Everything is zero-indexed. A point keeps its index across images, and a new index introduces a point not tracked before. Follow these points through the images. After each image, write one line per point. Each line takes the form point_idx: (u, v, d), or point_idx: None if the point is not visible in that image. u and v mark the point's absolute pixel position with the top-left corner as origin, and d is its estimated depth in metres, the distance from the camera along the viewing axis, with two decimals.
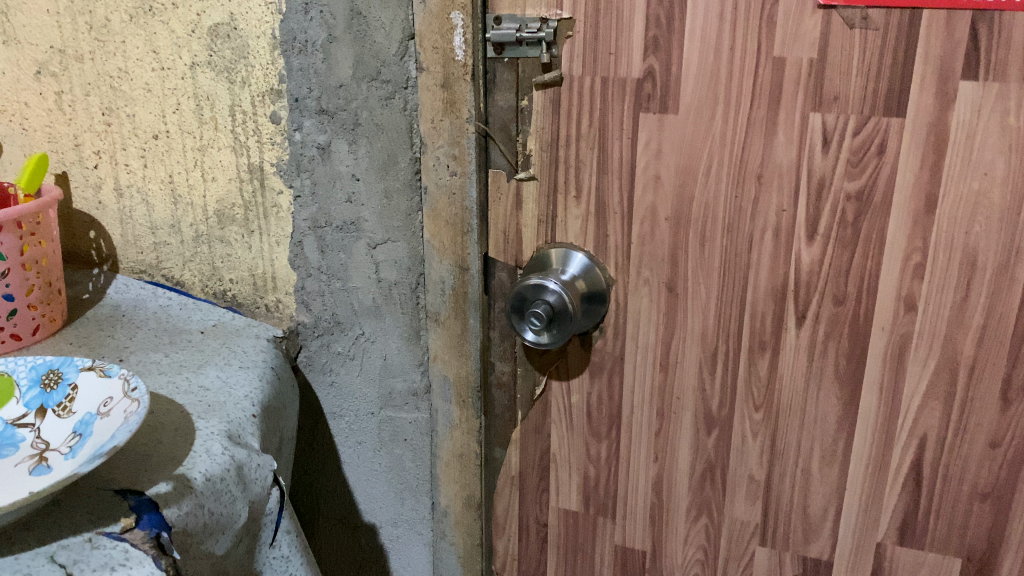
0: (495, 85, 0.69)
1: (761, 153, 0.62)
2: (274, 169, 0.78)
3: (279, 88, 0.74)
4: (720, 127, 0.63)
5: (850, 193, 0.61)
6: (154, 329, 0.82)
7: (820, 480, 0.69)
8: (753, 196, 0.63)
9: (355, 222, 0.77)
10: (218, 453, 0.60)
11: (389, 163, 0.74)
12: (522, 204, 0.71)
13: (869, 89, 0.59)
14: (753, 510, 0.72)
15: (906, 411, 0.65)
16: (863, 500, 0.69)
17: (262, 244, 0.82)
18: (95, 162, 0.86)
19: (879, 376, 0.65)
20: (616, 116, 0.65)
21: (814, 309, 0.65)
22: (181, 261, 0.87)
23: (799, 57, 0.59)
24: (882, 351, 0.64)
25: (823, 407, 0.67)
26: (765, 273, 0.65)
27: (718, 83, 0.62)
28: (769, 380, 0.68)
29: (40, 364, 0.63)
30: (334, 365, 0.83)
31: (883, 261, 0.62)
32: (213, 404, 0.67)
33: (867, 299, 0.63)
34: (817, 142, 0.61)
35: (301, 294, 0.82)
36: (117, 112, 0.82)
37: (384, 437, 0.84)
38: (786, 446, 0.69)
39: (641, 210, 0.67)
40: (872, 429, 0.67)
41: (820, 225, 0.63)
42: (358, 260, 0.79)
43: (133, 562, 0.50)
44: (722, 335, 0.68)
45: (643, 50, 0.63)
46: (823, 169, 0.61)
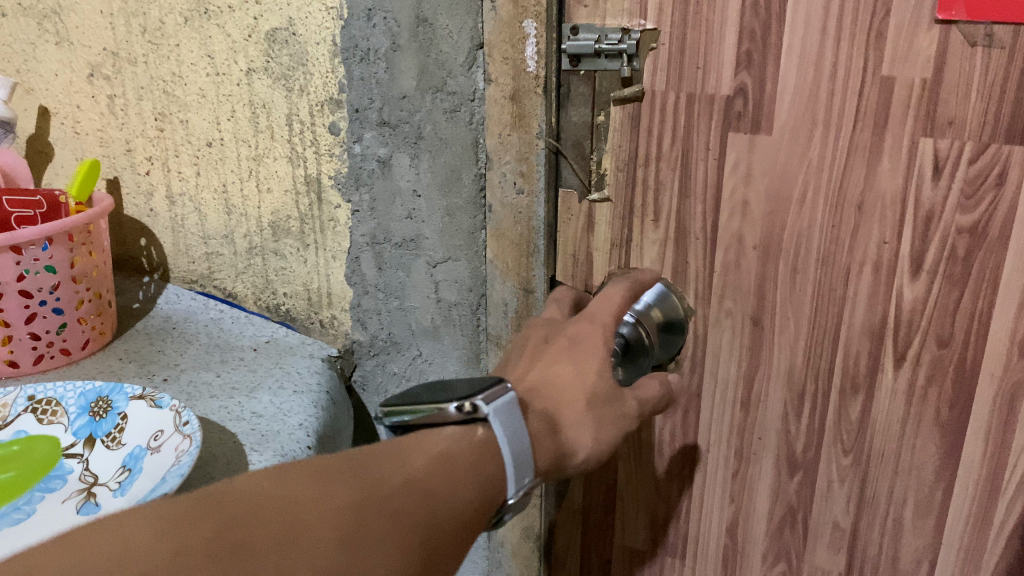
0: (569, 100, 0.64)
1: (862, 183, 0.57)
2: (332, 182, 0.74)
3: (339, 98, 0.71)
4: (819, 150, 0.57)
5: (962, 226, 0.56)
6: (206, 345, 0.82)
7: (912, 532, 0.64)
8: (852, 226, 0.58)
9: (415, 239, 0.73)
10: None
11: (453, 179, 0.69)
12: (594, 227, 0.67)
13: (990, 113, 0.53)
14: (836, 560, 0.67)
15: (1014, 465, 0.59)
16: (960, 557, 0.63)
17: (318, 259, 0.79)
18: (147, 168, 0.84)
19: (986, 425, 0.59)
20: (702, 136, 0.60)
21: (915, 350, 0.59)
22: (232, 272, 0.85)
23: (911, 77, 0.54)
24: (991, 399, 0.58)
25: (920, 455, 0.62)
26: (862, 310, 0.60)
27: (817, 104, 0.56)
28: (861, 424, 0.63)
29: (89, 391, 0.61)
30: (390, 386, 0.82)
31: (996, 302, 0.56)
32: (265, 437, 0.66)
33: (976, 342, 0.58)
34: (926, 170, 0.55)
35: (358, 312, 0.79)
36: (170, 118, 0.80)
37: None
38: (877, 495, 0.64)
39: (727, 236, 0.62)
40: (974, 482, 0.61)
41: (926, 260, 0.57)
42: (417, 279, 0.75)
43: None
44: (811, 375, 0.63)
45: (735, 66, 0.58)
46: (932, 200, 0.56)
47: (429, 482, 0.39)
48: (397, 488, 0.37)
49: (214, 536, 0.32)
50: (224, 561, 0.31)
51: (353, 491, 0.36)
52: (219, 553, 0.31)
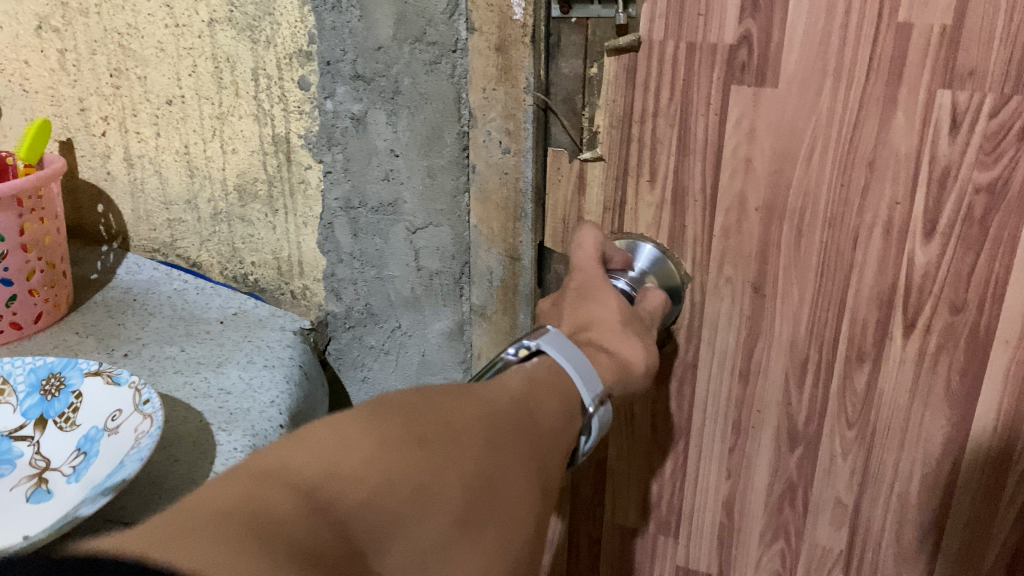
0: (560, 50, 0.59)
1: (874, 138, 0.53)
2: (303, 141, 0.70)
3: (309, 50, 0.66)
4: (829, 103, 0.53)
5: (979, 185, 0.52)
6: (169, 319, 0.77)
7: (918, 507, 0.61)
8: (862, 184, 0.54)
9: (393, 203, 0.69)
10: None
11: (433, 137, 0.64)
12: (585, 189, 0.62)
13: (1014, 62, 0.49)
14: (838, 536, 0.65)
15: None
16: (967, 533, 0.61)
17: (288, 225, 0.75)
18: (103, 129, 0.78)
19: (999, 395, 0.56)
20: (703, 88, 0.55)
21: (925, 318, 0.56)
22: (197, 240, 0.80)
23: (930, 23, 0.50)
24: (1005, 367, 0.56)
25: (928, 427, 0.59)
26: (870, 275, 0.56)
27: (828, 52, 0.52)
28: (866, 396, 0.60)
29: (39, 367, 0.57)
30: (367, 359, 0.78)
31: (1014, 266, 0.53)
32: (235, 416, 0.62)
33: (990, 308, 0.55)
34: (943, 124, 0.52)
35: (333, 281, 0.76)
36: (126, 74, 0.74)
37: None
38: (881, 469, 0.61)
39: (728, 197, 0.58)
40: (984, 455, 0.58)
41: (941, 222, 0.54)
42: (396, 246, 0.71)
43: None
44: (815, 344, 0.60)
45: (740, 12, 0.53)
46: (948, 157, 0.52)
47: (531, 401, 0.40)
48: (512, 403, 0.38)
49: (406, 430, 0.32)
50: (417, 449, 0.32)
51: (487, 405, 0.37)
52: (411, 446, 0.32)
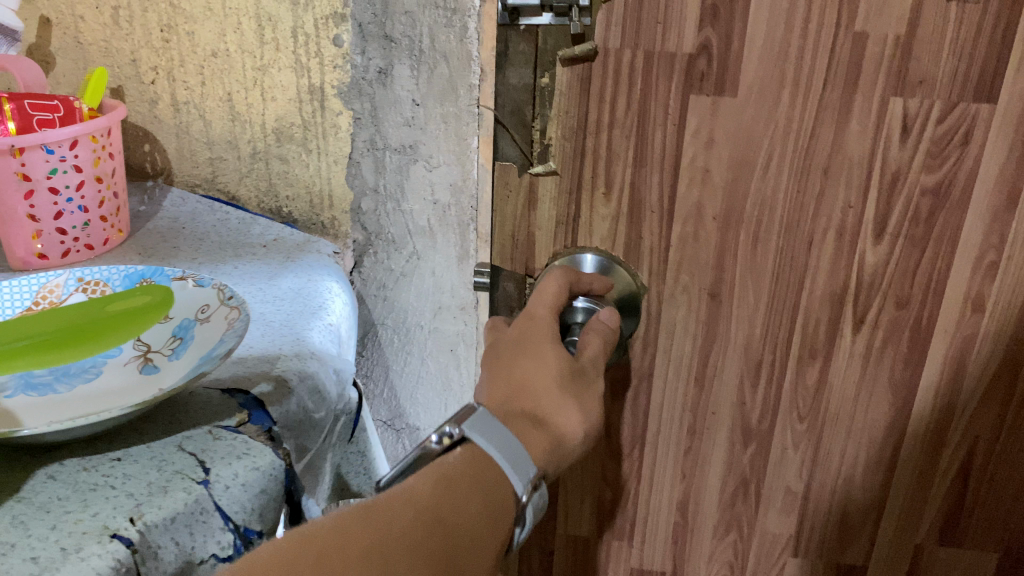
0: (508, 60, 0.57)
1: (826, 145, 0.56)
2: (335, 91, 0.81)
3: (344, 12, 0.77)
4: (786, 112, 0.55)
5: (926, 187, 0.56)
6: (219, 242, 0.86)
7: (862, 490, 0.67)
8: (817, 189, 0.57)
9: (413, 144, 0.81)
10: (308, 357, 0.62)
11: (449, 88, 0.78)
12: (536, 204, 0.61)
13: (960, 71, 0.53)
14: (787, 523, 0.70)
15: (961, 414, 0.63)
16: (905, 505, 0.67)
17: (320, 163, 0.86)
18: (152, 78, 0.87)
19: (937, 380, 0.62)
20: (661, 99, 0.55)
21: (873, 314, 0.60)
22: (237, 176, 0.90)
23: (884, 33, 0.52)
24: (944, 355, 0.61)
25: (874, 414, 0.64)
26: (822, 276, 0.60)
27: (786, 61, 0.54)
28: (817, 390, 0.64)
29: (133, 274, 0.61)
30: (387, 283, 0.89)
31: (954, 261, 0.58)
32: (288, 319, 0.68)
33: (933, 300, 0.59)
34: (894, 130, 0.55)
35: (357, 213, 0.87)
36: (175, 29, 0.83)
37: (430, 348, 0.90)
38: (830, 456, 0.66)
39: (685, 208, 0.59)
40: (924, 436, 0.64)
41: (890, 223, 0.57)
42: (415, 181, 0.83)
43: (256, 452, 0.49)
44: (769, 346, 0.63)
45: (699, 21, 0.53)
46: (898, 161, 0.56)
47: (439, 505, 0.40)
48: (413, 521, 0.39)
49: None
50: None
51: (372, 536, 0.37)
52: None
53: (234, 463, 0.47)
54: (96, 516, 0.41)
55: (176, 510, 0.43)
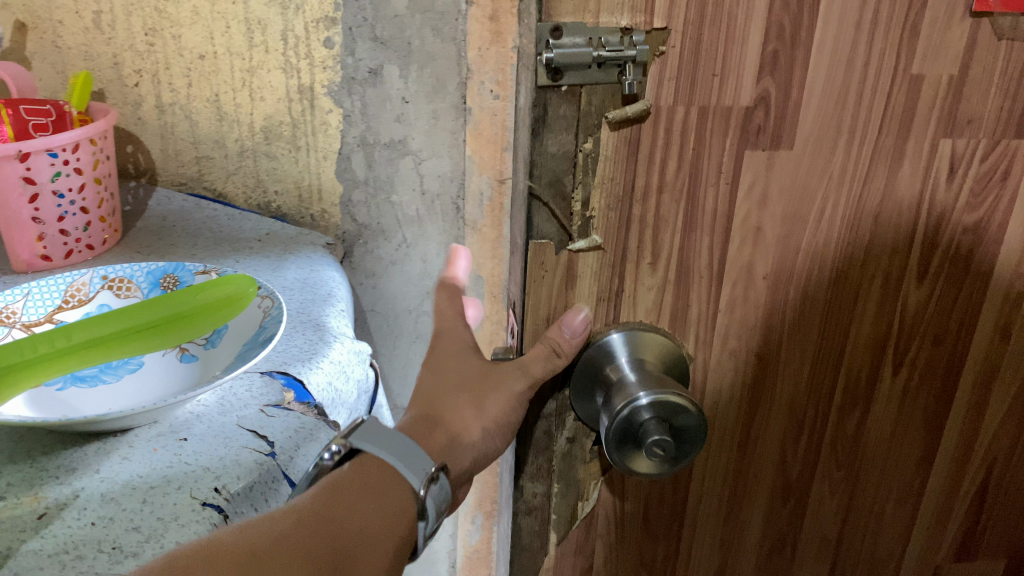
0: (546, 125, 0.45)
1: (878, 194, 0.52)
2: (326, 90, 0.81)
3: (336, 15, 0.77)
4: (841, 161, 0.50)
5: (967, 226, 0.55)
6: (214, 238, 0.83)
7: (889, 525, 0.66)
8: (867, 238, 0.53)
9: (403, 140, 0.84)
10: (334, 339, 0.66)
11: (438, 88, 0.81)
12: (574, 283, 0.51)
13: (1005, 107, 0.52)
14: (820, 569, 0.67)
15: (983, 436, 0.63)
16: (928, 531, 0.67)
17: (309, 159, 0.86)
18: (136, 80, 0.83)
19: (964, 412, 0.62)
20: (714, 157, 0.47)
21: (912, 355, 0.59)
22: (225, 175, 0.87)
23: (939, 73, 0.49)
24: (972, 383, 0.61)
25: (906, 450, 0.62)
26: (868, 324, 0.57)
27: (845, 109, 0.49)
28: (855, 439, 0.61)
29: (156, 269, 0.64)
30: (377, 270, 0.91)
31: (988, 295, 0.58)
32: (307, 305, 0.72)
33: (966, 334, 0.59)
34: (942, 171, 0.53)
35: (347, 206, 0.88)
36: (160, 32, 0.80)
37: (419, 328, 0.95)
38: (863, 499, 0.64)
39: (735, 269, 0.51)
40: (949, 463, 0.64)
41: (932, 263, 0.56)
42: (404, 173, 0.86)
43: (312, 426, 0.55)
44: (813, 400, 0.59)
45: (758, 72, 0.45)
46: (945, 202, 0.54)
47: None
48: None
49: None
50: None
51: None
52: None
53: (297, 436, 0.53)
54: (179, 489, 0.47)
55: (250, 481, 0.48)
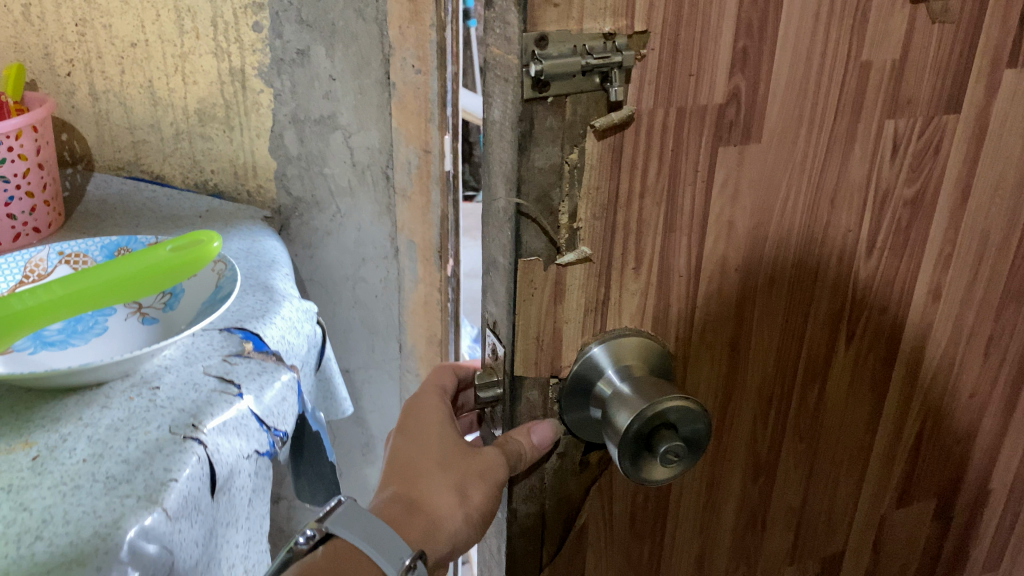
0: (535, 138, 0.42)
1: (830, 177, 0.55)
2: (256, 72, 1.00)
3: (261, 3, 0.96)
4: (800, 146, 0.52)
5: (906, 199, 0.59)
6: (159, 216, 1.02)
7: (845, 484, 0.70)
8: (825, 220, 0.56)
9: (332, 116, 1.03)
10: (282, 297, 0.90)
11: (363, 64, 0.99)
12: (563, 297, 0.47)
13: (939, 90, 0.56)
14: (785, 536, 0.70)
15: (920, 390, 0.69)
16: (875, 487, 0.72)
17: (242, 138, 1.05)
18: (68, 70, 1.02)
19: (903, 371, 0.67)
20: (692, 155, 0.47)
21: (862, 326, 0.63)
22: (160, 157, 1.08)
23: (884, 60, 0.53)
24: (910, 343, 0.66)
25: (856, 414, 0.67)
26: (826, 302, 0.60)
27: (804, 100, 0.51)
28: (815, 410, 0.64)
29: (109, 245, 0.82)
30: (313, 240, 1.13)
31: (922, 262, 0.63)
32: (252, 271, 0.93)
33: (906, 300, 0.64)
34: (886, 151, 0.56)
35: (281, 178, 1.08)
36: (90, 24, 0.98)
37: (358, 294, 1.17)
38: (821, 469, 0.68)
39: (711, 264, 0.51)
40: (890, 421, 0.69)
41: (878, 237, 0.60)
42: (334, 148, 1.06)
43: (270, 365, 0.80)
44: (777, 381, 0.61)
45: (731, 66, 0.46)
46: (889, 180, 0.57)
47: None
48: None
49: None
50: None
51: None
52: None
53: (256, 378, 0.76)
54: (160, 426, 0.68)
55: (224, 418, 0.70)
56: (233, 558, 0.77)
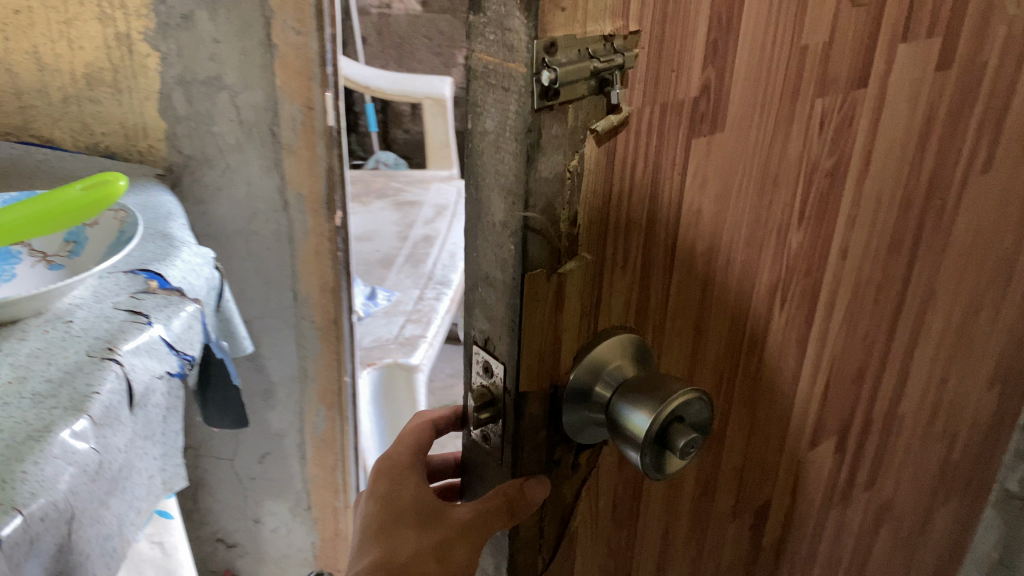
0: (543, 148, 0.38)
1: (775, 153, 0.58)
2: (142, 36, 0.97)
3: None
4: (752, 133, 0.55)
5: (826, 169, 0.63)
6: (51, 173, 0.94)
7: (774, 434, 0.76)
8: (769, 199, 0.60)
9: (217, 77, 1.00)
10: (184, 243, 0.86)
11: (246, 27, 0.97)
12: (562, 306, 0.43)
13: (861, 72, 0.61)
14: (730, 495, 0.74)
15: (828, 340, 0.75)
16: (795, 433, 0.79)
17: (132, 100, 1.01)
18: None
19: (817, 326, 0.73)
20: (672, 151, 0.47)
21: (790, 291, 0.67)
22: (50, 121, 1.02)
23: (816, 43, 0.56)
24: (823, 300, 0.72)
25: (783, 370, 0.72)
26: (766, 273, 0.63)
27: (756, 88, 0.53)
28: (755, 375, 0.69)
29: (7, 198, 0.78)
30: (206, 197, 1.08)
31: (836, 228, 0.68)
32: (152, 220, 0.90)
33: (823, 261, 0.69)
34: (815, 128, 0.60)
35: (173, 139, 1.04)
36: None
37: (252, 246, 1.12)
38: (759, 425, 0.73)
39: (684, 252, 0.53)
40: (807, 373, 0.75)
41: (806, 208, 0.64)
42: (221, 108, 1.02)
43: (176, 300, 0.76)
44: (728, 354, 0.64)
45: (704, 61, 0.48)
46: (816, 154, 0.61)
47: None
48: None
49: None
50: None
51: None
52: None
53: (165, 309, 0.74)
54: (77, 351, 0.66)
55: (138, 342, 0.69)
56: (150, 473, 0.77)
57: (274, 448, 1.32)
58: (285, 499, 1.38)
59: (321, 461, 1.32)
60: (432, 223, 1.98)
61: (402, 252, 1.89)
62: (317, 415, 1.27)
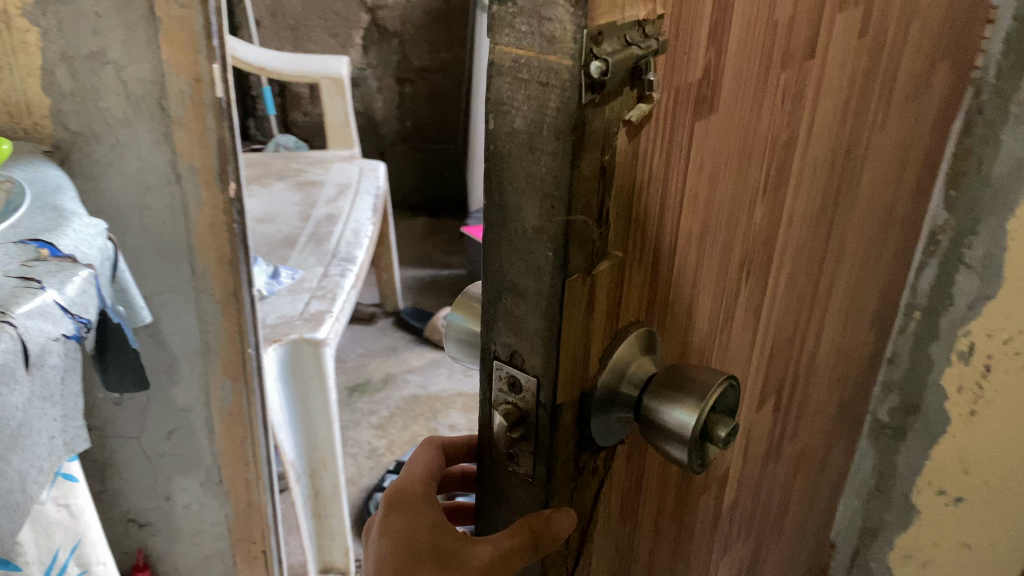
0: (588, 144, 0.35)
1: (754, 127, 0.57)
2: (20, 10, 0.88)
3: None
4: (739, 110, 0.53)
5: (780, 141, 0.62)
6: None
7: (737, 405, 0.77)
8: (746, 177, 0.59)
9: (102, 52, 0.91)
10: (76, 214, 0.76)
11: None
12: (594, 309, 0.40)
13: (815, 43, 0.58)
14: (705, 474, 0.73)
15: (779, 312, 0.75)
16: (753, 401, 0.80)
17: (13, 78, 0.91)
18: None
19: (775, 300, 0.73)
20: (681, 136, 0.46)
21: (755, 266, 0.67)
22: None
23: (790, 15, 0.54)
24: (784, 273, 0.72)
25: (746, 345, 0.73)
26: (740, 251, 0.63)
27: (746, 65, 0.51)
28: (726, 351, 0.69)
29: None
30: (95, 171, 0.97)
31: (789, 200, 0.67)
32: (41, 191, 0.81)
33: (782, 235, 0.69)
34: (785, 102, 0.59)
35: (59, 116, 0.93)
36: None
37: (148, 223, 1.00)
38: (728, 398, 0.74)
39: (684, 237, 0.52)
40: (768, 346, 0.76)
41: (773, 184, 0.63)
42: (107, 83, 0.92)
43: (69, 267, 0.68)
44: (711, 335, 0.64)
45: (708, 41, 0.46)
46: (784, 128, 0.61)
47: None
48: None
49: None
50: None
51: None
52: None
53: (56, 274, 0.66)
54: None
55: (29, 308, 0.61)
56: (50, 436, 0.69)
57: (182, 423, 1.15)
58: (194, 473, 1.20)
59: (230, 435, 1.17)
60: (335, 203, 1.93)
61: (305, 231, 1.80)
62: (223, 387, 1.13)
